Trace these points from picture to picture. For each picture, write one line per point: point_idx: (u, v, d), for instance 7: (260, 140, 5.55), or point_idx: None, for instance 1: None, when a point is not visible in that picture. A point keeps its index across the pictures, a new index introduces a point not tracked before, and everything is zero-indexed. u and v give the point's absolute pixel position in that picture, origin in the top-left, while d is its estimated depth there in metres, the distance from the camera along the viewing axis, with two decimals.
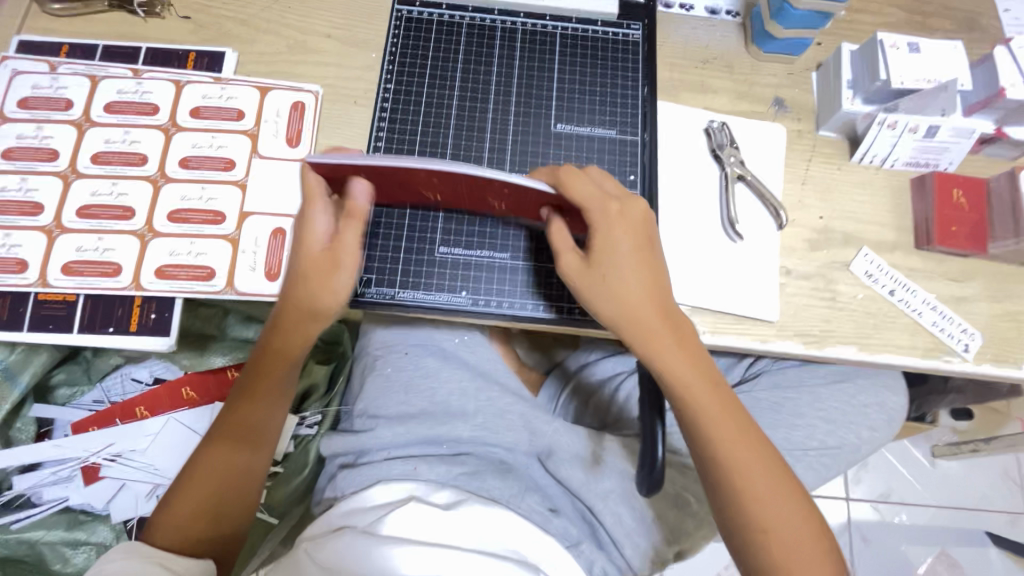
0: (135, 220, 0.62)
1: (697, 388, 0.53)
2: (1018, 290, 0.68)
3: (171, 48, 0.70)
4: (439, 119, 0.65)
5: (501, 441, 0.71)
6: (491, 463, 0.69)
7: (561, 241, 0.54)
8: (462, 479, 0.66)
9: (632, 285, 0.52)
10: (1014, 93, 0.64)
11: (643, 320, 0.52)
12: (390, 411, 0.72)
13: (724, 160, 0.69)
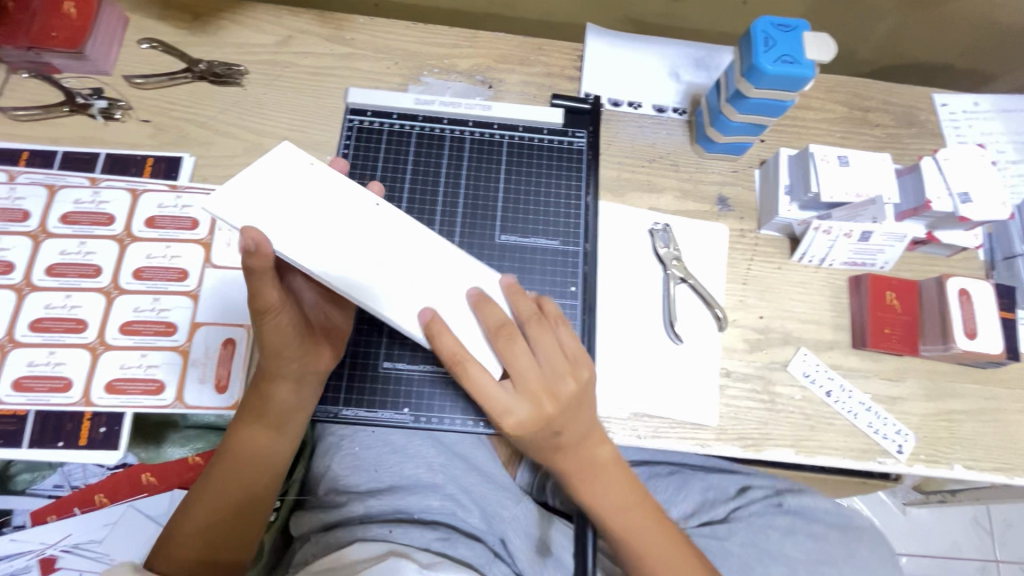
0: (87, 333, 0.64)
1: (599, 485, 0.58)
2: (950, 389, 0.71)
3: (130, 154, 0.72)
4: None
5: (468, 518, 0.71)
6: (461, 533, 0.70)
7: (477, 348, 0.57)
8: (435, 546, 0.66)
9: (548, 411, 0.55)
10: (940, 205, 0.67)
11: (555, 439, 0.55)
12: (362, 486, 0.71)
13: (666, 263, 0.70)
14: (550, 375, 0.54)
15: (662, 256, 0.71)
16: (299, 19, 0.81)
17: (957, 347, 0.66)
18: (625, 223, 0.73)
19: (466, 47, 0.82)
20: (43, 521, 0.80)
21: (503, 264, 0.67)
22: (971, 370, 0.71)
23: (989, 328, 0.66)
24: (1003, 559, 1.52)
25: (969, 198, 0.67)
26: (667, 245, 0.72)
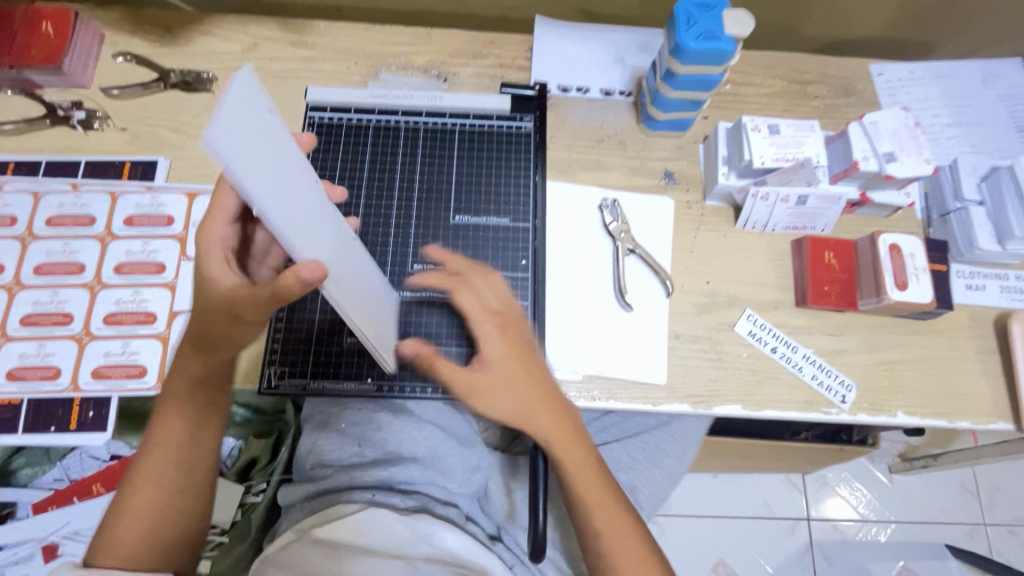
0: (73, 325, 0.69)
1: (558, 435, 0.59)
2: (889, 341, 0.75)
3: (108, 160, 0.77)
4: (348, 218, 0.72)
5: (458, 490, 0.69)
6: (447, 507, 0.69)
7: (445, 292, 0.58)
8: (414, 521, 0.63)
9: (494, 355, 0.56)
10: (865, 166, 0.71)
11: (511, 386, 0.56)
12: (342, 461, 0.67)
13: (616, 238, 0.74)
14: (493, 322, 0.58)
15: (610, 229, 0.75)
16: (264, 27, 0.86)
17: (889, 299, 0.70)
18: (574, 201, 0.77)
19: (421, 44, 0.86)
20: (44, 509, 0.86)
21: (458, 243, 0.72)
22: (909, 322, 0.75)
23: (918, 280, 0.71)
24: (990, 522, 1.54)
25: (892, 157, 0.71)
26: (615, 218, 0.76)
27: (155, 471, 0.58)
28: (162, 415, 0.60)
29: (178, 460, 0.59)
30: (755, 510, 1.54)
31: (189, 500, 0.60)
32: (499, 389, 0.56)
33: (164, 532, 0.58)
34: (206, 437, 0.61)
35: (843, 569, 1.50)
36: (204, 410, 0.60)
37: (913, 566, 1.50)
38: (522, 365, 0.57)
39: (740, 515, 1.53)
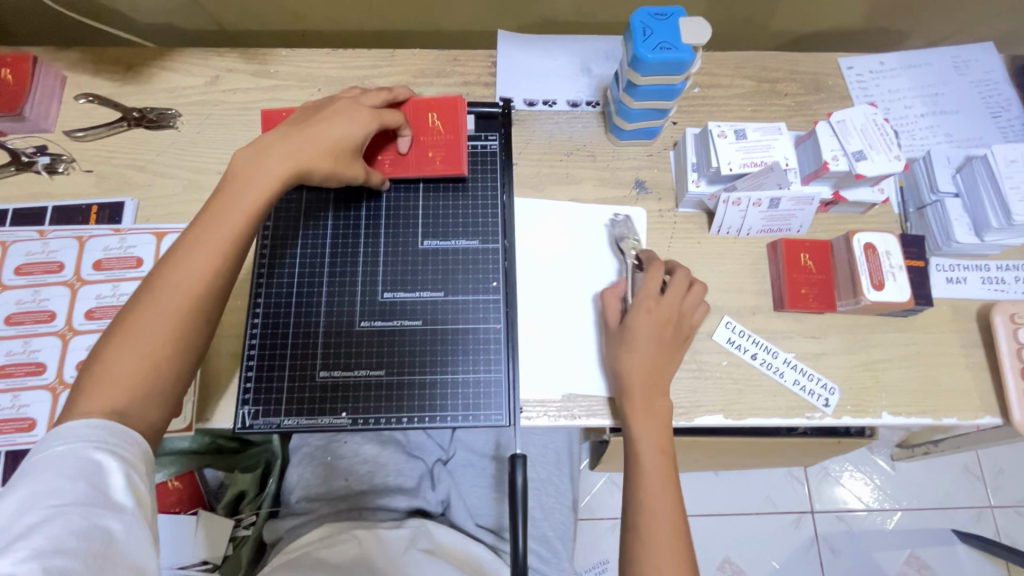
0: (47, 374, 0.69)
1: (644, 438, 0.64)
2: (871, 340, 0.74)
3: (74, 204, 0.77)
4: (314, 252, 0.71)
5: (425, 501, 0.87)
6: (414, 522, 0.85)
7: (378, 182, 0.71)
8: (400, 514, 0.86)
9: (636, 361, 0.65)
10: (836, 166, 0.70)
11: (637, 386, 0.65)
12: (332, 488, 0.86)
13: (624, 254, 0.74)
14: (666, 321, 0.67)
15: (620, 246, 0.74)
16: (225, 58, 0.85)
17: (866, 300, 0.69)
18: (544, 218, 0.77)
19: (384, 66, 0.86)
20: None
21: (428, 267, 0.71)
22: (890, 320, 0.74)
23: (895, 278, 0.70)
24: (997, 504, 1.53)
25: (862, 155, 0.70)
26: (628, 234, 0.75)
27: (150, 337, 0.53)
28: (168, 275, 0.55)
29: (182, 317, 0.54)
30: (759, 505, 1.53)
31: (194, 312, 0.55)
32: (636, 354, 0.66)
33: (152, 390, 0.52)
34: (245, 205, 0.59)
35: (850, 561, 1.49)
36: (252, 178, 0.60)
37: (920, 553, 1.50)
38: (662, 334, 0.66)
39: (744, 511, 1.52)
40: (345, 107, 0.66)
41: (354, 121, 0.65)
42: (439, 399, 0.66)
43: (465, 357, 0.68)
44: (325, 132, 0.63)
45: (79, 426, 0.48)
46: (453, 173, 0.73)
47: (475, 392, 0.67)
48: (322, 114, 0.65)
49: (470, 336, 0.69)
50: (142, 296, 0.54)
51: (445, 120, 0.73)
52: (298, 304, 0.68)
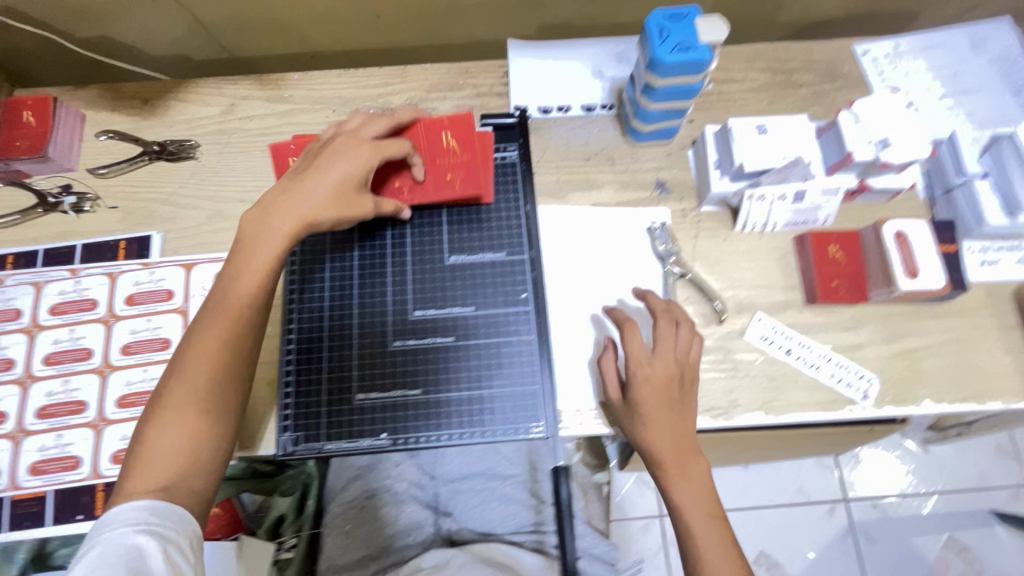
0: (88, 411, 0.69)
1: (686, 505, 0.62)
2: (907, 328, 0.73)
3: (102, 240, 0.77)
4: (341, 275, 0.71)
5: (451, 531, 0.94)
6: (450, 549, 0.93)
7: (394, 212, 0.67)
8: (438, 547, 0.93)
9: (660, 430, 0.63)
10: (861, 155, 0.69)
11: (667, 455, 0.63)
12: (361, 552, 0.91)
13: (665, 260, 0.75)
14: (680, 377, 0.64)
15: (659, 253, 0.75)
16: (239, 85, 0.86)
17: (900, 289, 0.68)
18: (568, 225, 0.77)
19: (397, 83, 0.86)
20: None
21: (457, 282, 0.71)
22: (924, 307, 0.73)
23: (930, 265, 0.69)
24: None
25: (887, 143, 0.69)
26: (666, 242, 0.76)
27: (183, 416, 0.54)
28: (191, 353, 0.55)
29: (209, 384, 0.55)
30: (791, 496, 1.52)
31: (222, 374, 0.56)
32: (658, 423, 0.63)
33: (194, 462, 0.53)
34: (252, 271, 0.58)
35: (887, 548, 1.48)
36: (257, 240, 0.59)
37: (959, 536, 1.48)
38: (674, 395, 0.64)
39: (776, 504, 1.51)
40: (340, 151, 0.63)
41: (348, 162, 0.62)
42: (477, 416, 0.66)
43: (500, 371, 0.68)
44: (319, 183, 0.61)
45: (126, 511, 0.49)
46: (469, 195, 0.72)
47: (514, 405, 0.67)
48: (316, 161, 0.63)
49: (503, 349, 0.69)
50: (169, 379, 0.55)
51: (460, 138, 0.72)
52: (330, 328, 0.69)
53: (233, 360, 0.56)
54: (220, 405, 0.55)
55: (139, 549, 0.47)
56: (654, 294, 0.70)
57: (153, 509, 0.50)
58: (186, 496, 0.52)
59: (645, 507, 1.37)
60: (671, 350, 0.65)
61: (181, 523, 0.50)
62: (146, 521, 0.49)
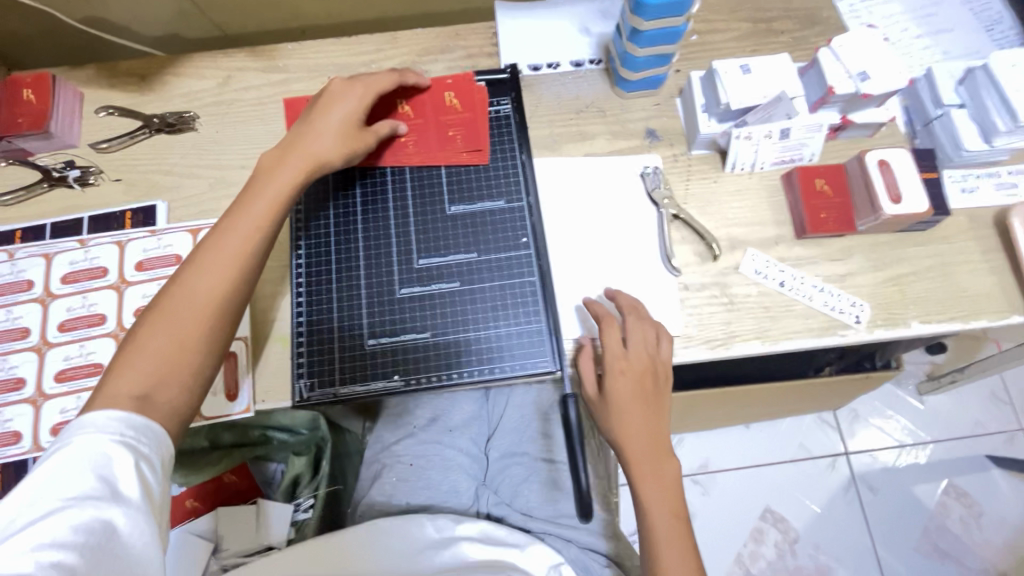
0: None
1: (651, 495, 0.65)
2: (895, 256, 0.76)
3: (109, 211, 0.79)
4: (346, 231, 0.73)
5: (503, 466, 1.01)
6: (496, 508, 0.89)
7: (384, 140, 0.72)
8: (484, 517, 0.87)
9: (629, 421, 0.66)
10: (842, 89, 0.72)
11: (635, 446, 0.65)
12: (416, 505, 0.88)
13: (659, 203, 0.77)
14: (650, 359, 0.67)
15: (653, 196, 0.78)
16: (234, 58, 0.88)
17: (886, 214, 0.71)
18: (564, 174, 0.79)
19: (389, 49, 0.88)
20: None
21: (459, 230, 0.74)
22: (910, 234, 0.76)
23: (912, 191, 0.71)
24: None
25: (866, 75, 0.72)
26: (659, 185, 0.78)
27: (181, 320, 0.54)
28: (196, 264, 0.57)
29: (208, 298, 0.55)
30: (793, 453, 1.55)
31: (223, 303, 0.56)
32: (630, 411, 0.66)
33: (177, 377, 0.53)
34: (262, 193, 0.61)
35: (889, 497, 1.51)
36: (271, 166, 0.64)
37: (958, 482, 1.51)
38: (646, 386, 0.66)
39: (779, 461, 1.54)
40: (344, 90, 0.69)
41: (353, 99, 0.69)
42: (485, 355, 0.69)
43: (506, 312, 0.71)
44: (328, 115, 0.67)
45: (95, 415, 0.49)
46: (478, 164, 0.76)
47: (521, 343, 0.69)
48: (327, 98, 0.69)
49: (507, 291, 0.71)
50: (166, 292, 0.55)
51: (461, 100, 0.78)
52: (338, 281, 0.71)
53: (235, 282, 0.57)
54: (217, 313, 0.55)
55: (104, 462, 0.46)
56: (622, 293, 0.71)
57: (132, 414, 0.49)
58: (167, 399, 0.52)
59: None
60: (642, 348, 0.67)
61: (153, 441, 0.50)
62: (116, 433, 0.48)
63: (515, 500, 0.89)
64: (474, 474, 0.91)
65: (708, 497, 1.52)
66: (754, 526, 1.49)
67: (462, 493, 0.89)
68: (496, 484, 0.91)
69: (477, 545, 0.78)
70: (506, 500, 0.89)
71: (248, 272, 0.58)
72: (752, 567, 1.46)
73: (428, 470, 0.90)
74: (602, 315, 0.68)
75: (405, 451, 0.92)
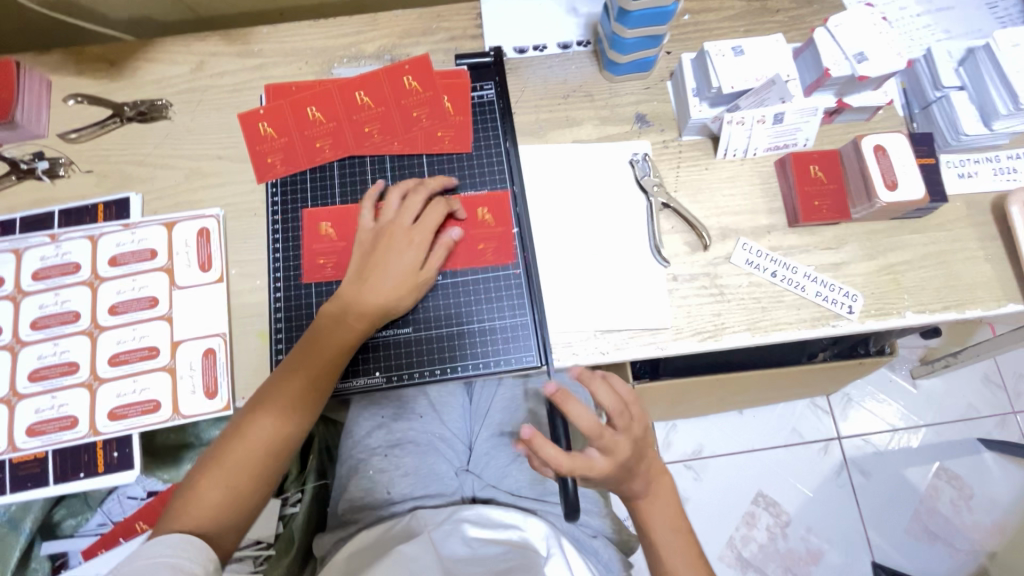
0: (80, 372, 0.69)
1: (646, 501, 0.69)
2: (889, 244, 0.74)
3: (80, 204, 0.76)
4: (345, 222, 0.74)
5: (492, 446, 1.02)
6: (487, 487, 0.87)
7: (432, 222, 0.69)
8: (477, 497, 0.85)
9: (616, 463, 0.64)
10: (837, 71, 0.69)
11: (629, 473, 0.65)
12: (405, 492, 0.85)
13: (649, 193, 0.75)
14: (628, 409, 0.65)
15: (642, 184, 0.75)
16: (206, 42, 0.84)
17: (881, 202, 0.69)
18: (549, 162, 0.77)
19: (368, 31, 0.84)
20: (93, 554, 0.85)
21: None
22: (905, 222, 0.74)
23: (908, 177, 0.69)
24: (1020, 409, 1.55)
25: (863, 57, 0.69)
26: (649, 173, 0.76)
27: (238, 460, 0.60)
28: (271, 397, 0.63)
29: (271, 435, 0.62)
30: (786, 438, 1.55)
31: (270, 458, 0.62)
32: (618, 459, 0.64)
33: (220, 521, 0.59)
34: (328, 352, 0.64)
35: (881, 481, 1.52)
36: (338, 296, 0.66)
37: (949, 465, 1.52)
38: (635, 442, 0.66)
39: (771, 446, 1.55)
40: (404, 252, 0.67)
41: (408, 278, 0.66)
42: (469, 350, 0.70)
43: (489, 308, 0.71)
44: (386, 289, 0.66)
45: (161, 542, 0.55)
46: (460, 152, 0.76)
47: (503, 338, 0.71)
48: (389, 287, 0.66)
49: (491, 285, 0.72)
50: (238, 422, 0.62)
51: (422, 79, 0.76)
52: (335, 273, 0.72)
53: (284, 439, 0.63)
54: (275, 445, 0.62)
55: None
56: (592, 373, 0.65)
57: (185, 542, 0.55)
58: (218, 536, 0.59)
59: None
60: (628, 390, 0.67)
61: (200, 560, 0.55)
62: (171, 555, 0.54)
63: (502, 482, 0.88)
64: (455, 459, 0.90)
65: (701, 482, 1.52)
66: (746, 510, 1.50)
67: (445, 480, 0.86)
68: (480, 468, 0.90)
69: (480, 530, 0.76)
70: (491, 483, 0.87)
71: (297, 426, 0.63)
72: (744, 550, 1.47)
73: (407, 458, 0.87)
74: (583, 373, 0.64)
75: (380, 441, 0.89)
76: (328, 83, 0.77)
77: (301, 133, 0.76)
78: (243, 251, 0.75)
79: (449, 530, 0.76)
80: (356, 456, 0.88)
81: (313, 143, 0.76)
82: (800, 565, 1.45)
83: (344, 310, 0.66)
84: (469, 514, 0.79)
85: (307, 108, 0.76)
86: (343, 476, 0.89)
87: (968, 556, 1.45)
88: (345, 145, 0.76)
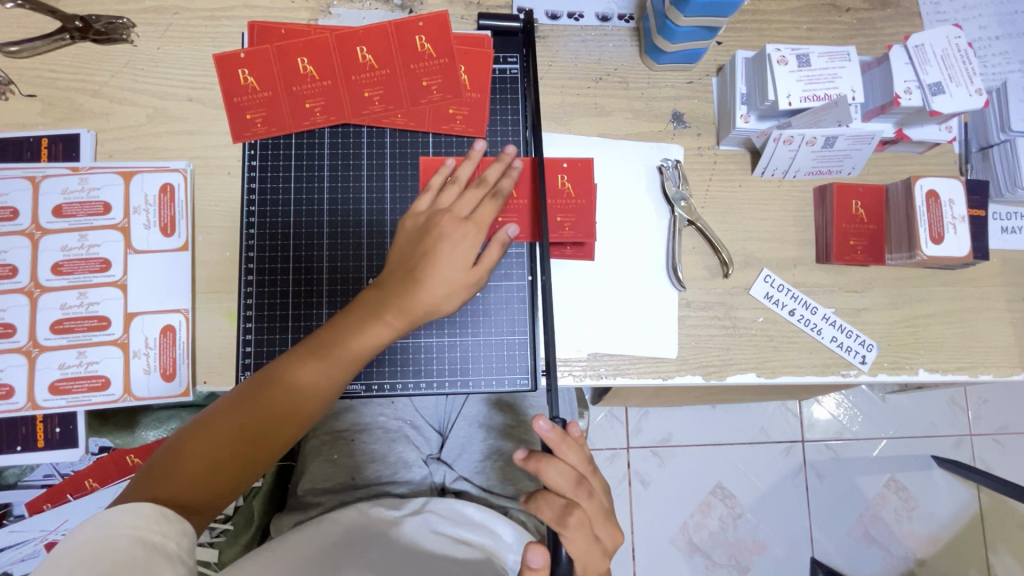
0: (17, 337, 0.62)
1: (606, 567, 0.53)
2: (916, 295, 0.69)
3: (21, 136, 0.65)
4: (299, 263, 0.65)
5: None
6: (460, 477, 0.83)
7: (462, 210, 0.60)
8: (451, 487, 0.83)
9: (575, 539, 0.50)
10: (908, 100, 0.61)
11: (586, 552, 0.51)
12: (372, 479, 0.81)
13: (673, 206, 0.68)
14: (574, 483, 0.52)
15: (669, 196, 0.68)
16: None
17: (923, 255, 0.64)
18: (568, 157, 0.69)
19: None
20: (40, 509, 0.83)
21: None
22: (938, 273, 0.69)
23: (955, 230, 0.64)
24: (977, 433, 1.52)
25: (939, 89, 0.61)
26: (677, 183, 0.68)
27: (223, 433, 0.54)
28: (327, 339, 0.57)
29: (239, 426, 0.54)
30: (752, 436, 1.47)
31: (242, 451, 0.54)
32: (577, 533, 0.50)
33: (198, 490, 0.52)
34: (351, 343, 0.56)
35: (835, 486, 1.47)
36: (395, 269, 0.59)
37: (899, 477, 1.49)
38: (583, 496, 0.52)
39: (737, 442, 1.47)
40: (456, 246, 0.58)
41: (461, 279, 0.58)
42: (458, 364, 0.65)
43: (485, 319, 0.66)
44: (439, 277, 0.57)
45: (125, 510, 0.47)
46: (471, 135, 0.67)
47: (495, 355, 0.66)
48: (412, 288, 0.57)
49: (489, 296, 0.66)
50: (210, 410, 0.55)
51: (436, 42, 0.65)
52: (332, 304, 0.65)
53: (258, 427, 0.55)
54: (317, 399, 0.56)
55: (132, 556, 0.44)
56: (546, 421, 0.51)
57: (139, 509, 0.47)
58: (186, 503, 0.51)
59: (613, 439, 1.45)
60: (585, 458, 0.54)
61: (154, 524, 0.47)
62: (142, 528, 0.46)
63: (477, 477, 0.83)
64: (425, 447, 0.85)
65: (665, 470, 1.45)
66: (702, 500, 1.44)
67: (414, 467, 0.83)
68: (454, 458, 0.85)
69: (445, 524, 0.73)
70: (465, 474, 0.84)
71: (299, 407, 0.56)
72: (695, 535, 1.43)
73: (375, 444, 0.83)
74: (556, 436, 0.52)
75: (347, 424, 0.83)
76: (325, 30, 0.65)
77: (288, 88, 0.65)
78: (213, 215, 0.65)
79: (415, 523, 0.73)
80: (320, 437, 0.83)
81: (301, 103, 0.65)
82: (745, 555, 1.43)
83: (322, 333, 0.57)
84: (440, 506, 0.75)
85: (297, 59, 0.65)
86: (306, 455, 0.84)
87: (902, 561, 1.45)
88: (340, 109, 0.65)
